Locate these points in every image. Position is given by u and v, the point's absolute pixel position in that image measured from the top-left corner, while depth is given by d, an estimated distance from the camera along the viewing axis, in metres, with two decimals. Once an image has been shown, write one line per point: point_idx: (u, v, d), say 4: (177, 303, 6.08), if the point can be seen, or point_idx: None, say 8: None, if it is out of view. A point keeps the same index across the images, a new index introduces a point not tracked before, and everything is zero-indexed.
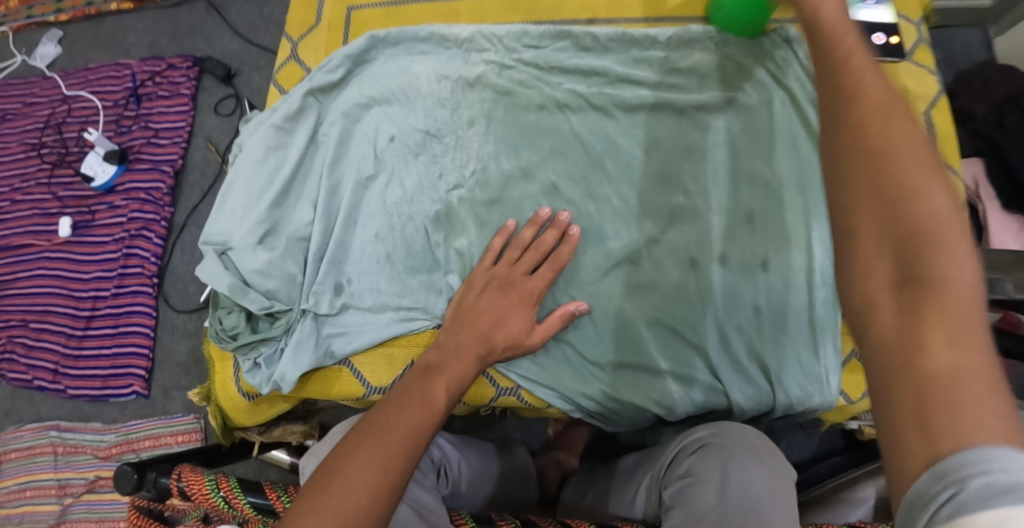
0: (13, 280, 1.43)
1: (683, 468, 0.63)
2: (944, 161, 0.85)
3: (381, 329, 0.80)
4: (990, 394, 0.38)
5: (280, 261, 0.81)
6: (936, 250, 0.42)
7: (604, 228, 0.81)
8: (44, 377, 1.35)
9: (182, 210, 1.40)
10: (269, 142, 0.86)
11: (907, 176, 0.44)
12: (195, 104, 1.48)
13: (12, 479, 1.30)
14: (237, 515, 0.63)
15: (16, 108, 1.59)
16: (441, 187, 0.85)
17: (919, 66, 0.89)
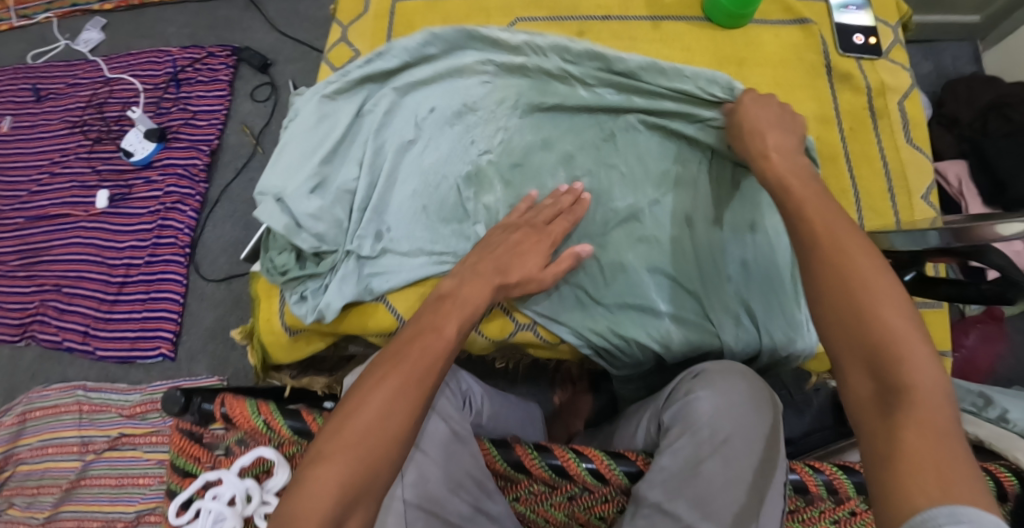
0: (49, 246, 1.51)
1: (684, 390, 0.70)
2: (914, 141, 0.98)
3: (416, 268, 0.88)
4: (954, 467, 0.52)
5: (329, 207, 0.89)
6: (903, 367, 0.56)
7: (613, 193, 0.89)
8: (74, 338, 1.43)
9: (216, 187, 1.48)
10: (325, 114, 0.94)
11: (872, 305, 0.59)
12: (232, 90, 1.57)
13: (36, 436, 1.36)
14: (275, 437, 0.73)
15: (60, 88, 1.68)
16: (475, 148, 0.92)
17: (894, 63, 1.01)
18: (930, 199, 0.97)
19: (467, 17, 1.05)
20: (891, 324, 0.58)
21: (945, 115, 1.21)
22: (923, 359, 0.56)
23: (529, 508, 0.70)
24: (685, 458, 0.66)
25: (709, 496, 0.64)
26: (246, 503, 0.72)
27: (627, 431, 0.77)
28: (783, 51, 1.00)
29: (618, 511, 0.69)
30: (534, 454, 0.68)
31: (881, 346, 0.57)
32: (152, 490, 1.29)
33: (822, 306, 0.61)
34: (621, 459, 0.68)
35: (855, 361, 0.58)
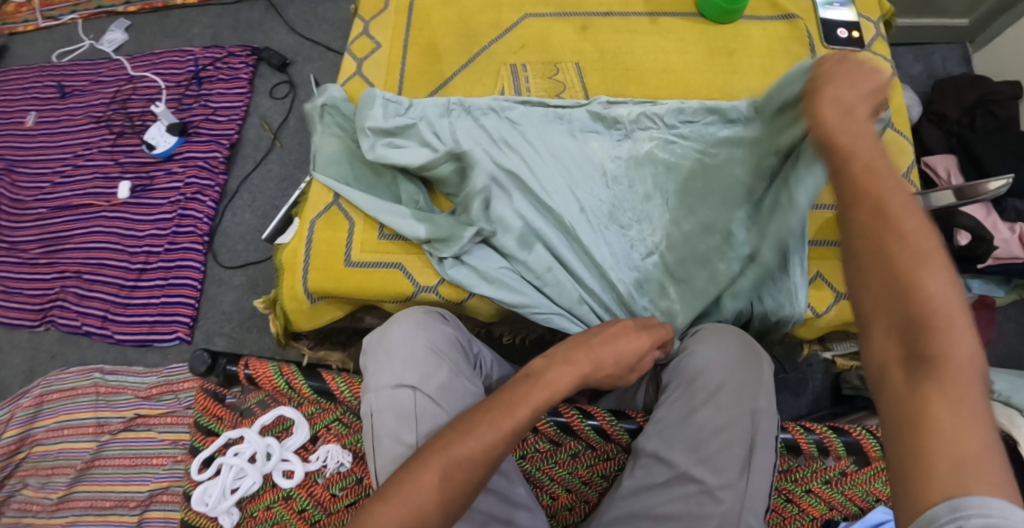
0: (71, 235, 1.56)
1: (683, 347, 0.78)
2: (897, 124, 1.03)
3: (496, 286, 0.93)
4: (983, 446, 0.49)
5: (417, 202, 0.99)
6: (938, 334, 0.52)
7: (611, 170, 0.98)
8: (93, 323, 1.47)
9: (234, 178, 1.54)
10: (432, 128, 1.01)
11: (915, 267, 0.54)
12: (251, 88, 1.63)
13: (52, 418, 1.40)
14: (296, 396, 0.79)
15: (84, 85, 1.75)
16: (580, 186, 0.97)
17: (875, 54, 1.09)
18: (912, 178, 1.01)
19: (480, 10, 1.13)
20: (930, 287, 0.53)
21: (934, 112, 1.28)
22: (963, 333, 0.52)
23: (535, 465, 0.78)
24: (680, 408, 0.72)
25: (701, 439, 0.69)
26: (266, 461, 0.78)
27: (629, 396, 0.86)
28: (773, 45, 1.08)
29: (618, 468, 0.77)
30: (540, 412, 0.77)
31: (917, 311, 0.53)
32: (165, 470, 1.32)
33: (859, 267, 0.56)
34: (622, 418, 0.77)
35: (886, 328, 0.55)
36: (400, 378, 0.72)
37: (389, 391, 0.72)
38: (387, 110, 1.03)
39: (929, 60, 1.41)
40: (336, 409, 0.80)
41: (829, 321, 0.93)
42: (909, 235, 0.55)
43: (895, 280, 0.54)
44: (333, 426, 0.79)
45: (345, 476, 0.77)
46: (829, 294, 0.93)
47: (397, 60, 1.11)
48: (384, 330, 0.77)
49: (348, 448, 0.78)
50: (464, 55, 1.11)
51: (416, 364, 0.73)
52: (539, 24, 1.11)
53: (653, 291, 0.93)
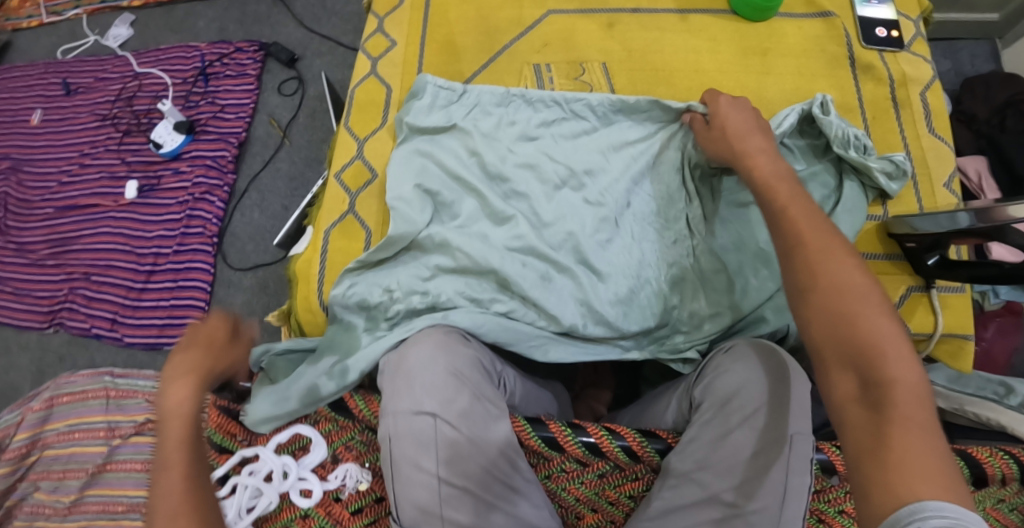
0: (78, 236, 1.54)
1: (715, 364, 0.75)
2: (933, 129, 1.02)
3: (531, 286, 0.89)
4: (936, 458, 0.56)
5: (446, 200, 0.94)
6: (883, 361, 0.60)
7: (647, 178, 0.97)
8: (102, 326, 1.46)
9: (243, 177, 1.51)
10: (474, 120, 0.99)
11: (855, 305, 0.63)
12: (260, 84, 1.59)
13: (62, 421, 1.38)
14: (314, 414, 0.86)
15: (90, 82, 1.72)
16: (633, 183, 0.96)
17: (915, 54, 1.05)
18: (952, 187, 0.99)
19: (499, 7, 1.10)
20: (873, 323, 0.62)
21: (962, 112, 1.22)
22: (904, 358, 0.60)
23: (560, 485, 0.77)
24: (712, 432, 0.70)
25: (736, 464, 0.67)
26: (284, 479, 0.84)
27: (657, 410, 0.82)
28: (807, 43, 1.05)
29: (646, 488, 0.76)
30: (568, 432, 0.74)
31: (862, 344, 0.62)
32: None
33: (809, 317, 0.65)
34: (652, 438, 0.74)
35: (840, 364, 0.62)
36: (419, 404, 0.69)
37: (408, 416, 0.69)
38: (436, 101, 1.01)
39: (957, 55, 1.36)
40: (354, 426, 0.85)
41: None
42: (845, 285, 0.64)
43: (841, 319, 0.63)
44: (351, 444, 0.85)
45: (364, 495, 0.83)
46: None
47: (412, 59, 1.09)
48: (404, 353, 0.74)
49: (366, 466, 0.84)
50: (484, 53, 1.08)
51: (439, 389, 0.70)
52: (563, 21, 1.08)
53: (684, 294, 0.91)
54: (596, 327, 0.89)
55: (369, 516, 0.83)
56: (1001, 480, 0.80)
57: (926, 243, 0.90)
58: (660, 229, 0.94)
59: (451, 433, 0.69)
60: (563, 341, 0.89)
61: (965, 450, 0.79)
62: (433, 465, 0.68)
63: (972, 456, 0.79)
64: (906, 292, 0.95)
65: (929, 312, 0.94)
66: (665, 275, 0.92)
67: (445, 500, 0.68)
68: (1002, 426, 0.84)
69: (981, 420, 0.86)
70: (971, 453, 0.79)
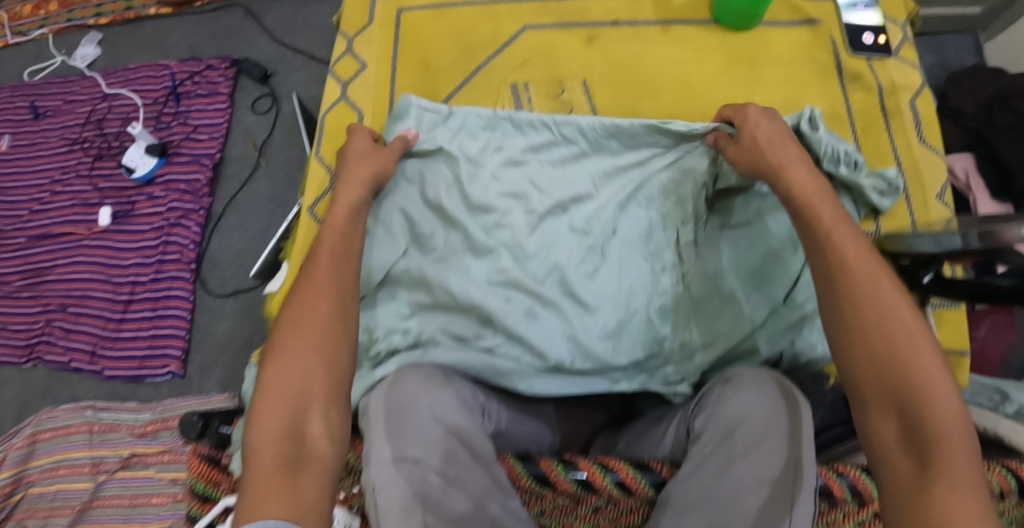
0: (53, 266, 1.50)
1: (715, 394, 0.73)
2: (923, 137, 1.01)
3: (516, 322, 0.88)
4: (980, 513, 0.56)
5: (435, 234, 0.94)
6: (931, 411, 0.60)
7: (641, 203, 0.95)
8: (82, 359, 1.42)
9: (220, 200, 1.48)
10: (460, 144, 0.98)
11: (902, 352, 0.63)
12: (232, 103, 1.56)
13: (47, 458, 1.35)
14: None
15: (58, 105, 1.67)
16: (620, 207, 0.94)
17: (904, 61, 1.05)
18: (945, 199, 0.98)
19: (475, 23, 1.08)
20: (922, 372, 0.62)
21: (951, 107, 1.22)
22: (954, 411, 0.60)
23: (553, 520, 0.75)
24: (715, 463, 0.67)
25: (741, 497, 0.64)
26: None
27: (654, 439, 0.80)
28: (794, 51, 1.05)
29: (641, 520, 0.73)
30: (557, 467, 0.73)
31: (910, 393, 0.62)
32: (167, 510, 1.27)
33: (857, 361, 0.65)
34: (645, 471, 0.72)
35: (884, 410, 0.63)
36: (402, 450, 0.67)
37: (391, 464, 0.66)
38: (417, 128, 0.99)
39: (940, 48, 1.34)
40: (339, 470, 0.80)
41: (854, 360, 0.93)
42: (896, 331, 0.64)
43: (894, 370, 0.63)
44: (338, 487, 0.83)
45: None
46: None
47: (385, 82, 1.07)
48: (388, 396, 0.72)
49: (354, 510, 0.81)
50: (460, 73, 1.06)
51: (421, 435, 0.68)
52: (541, 36, 1.07)
53: (675, 322, 0.90)
54: (583, 360, 0.87)
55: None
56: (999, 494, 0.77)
57: (921, 259, 0.86)
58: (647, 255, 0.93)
59: (435, 479, 0.66)
60: (550, 374, 0.87)
61: None
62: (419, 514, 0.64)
63: None
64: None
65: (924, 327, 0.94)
66: (655, 304, 0.90)
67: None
68: (999, 436, 0.83)
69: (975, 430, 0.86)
70: None
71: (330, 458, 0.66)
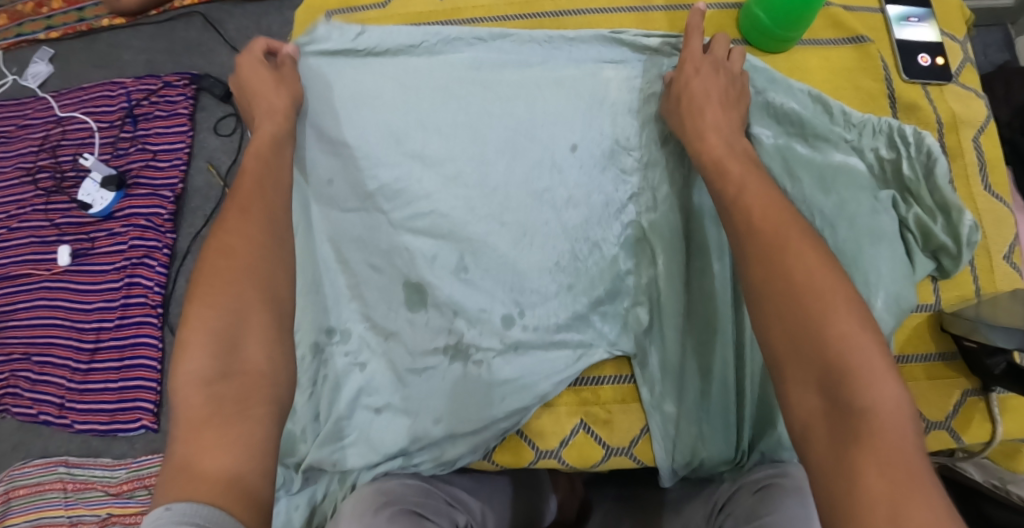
0: (13, 310, 1.39)
1: (745, 508, 0.71)
2: (989, 182, 0.89)
3: (438, 319, 0.85)
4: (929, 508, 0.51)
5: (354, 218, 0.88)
6: (860, 387, 0.58)
7: (580, 154, 0.87)
8: (51, 412, 1.32)
9: (184, 236, 1.36)
10: (400, 103, 0.89)
11: (824, 316, 0.61)
12: (193, 125, 1.43)
13: (22, 517, 1.26)
14: None
15: (10, 131, 1.54)
16: (569, 127, 0.88)
17: (964, 87, 0.93)
18: (1014, 260, 0.88)
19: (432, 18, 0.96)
20: (852, 340, 0.60)
21: None
22: (882, 386, 0.58)
23: None
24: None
25: None
26: None
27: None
28: (832, 79, 0.92)
29: None
30: None
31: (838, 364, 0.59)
32: None
33: (778, 333, 0.63)
34: None
35: (805, 384, 0.61)
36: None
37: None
38: (332, 75, 0.90)
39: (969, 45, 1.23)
40: None
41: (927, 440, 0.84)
42: (818, 295, 0.62)
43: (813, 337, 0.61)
44: None
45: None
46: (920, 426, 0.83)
47: None
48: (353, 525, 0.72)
49: None
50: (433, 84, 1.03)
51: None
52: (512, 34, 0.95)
53: (640, 257, 0.87)
54: (541, 331, 0.84)
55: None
56: None
57: (988, 347, 0.79)
58: (613, 179, 0.87)
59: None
60: (509, 354, 0.83)
61: None
62: None
63: None
64: (960, 397, 0.84)
65: (986, 420, 0.84)
66: (618, 235, 0.87)
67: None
68: None
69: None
70: None
71: (273, 404, 0.68)
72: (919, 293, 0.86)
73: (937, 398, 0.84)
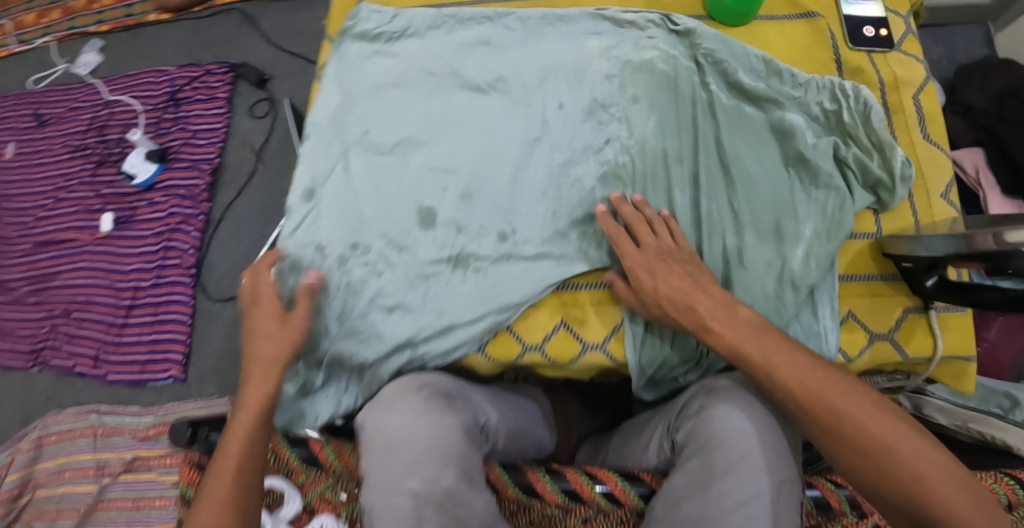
0: (57, 271, 1.51)
1: (696, 407, 0.72)
2: (925, 135, 0.92)
3: (433, 242, 0.88)
4: None
5: (358, 156, 0.91)
6: (922, 477, 0.63)
7: (564, 100, 0.93)
8: (86, 363, 1.43)
9: (219, 205, 1.48)
10: (407, 57, 0.96)
11: (866, 424, 0.65)
12: (231, 107, 1.56)
13: (52, 461, 1.37)
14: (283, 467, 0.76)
15: (61, 112, 1.69)
16: (561, 88, 0.93)
17: (906, 54, 0.96)
18: (951, 197, 0.89)
19: None
20: (893, 434, 0.65)
21: (958, 102, 1.19)
22: (933, 463, 0.63)
23: None
24: (694, 479, 0.68)
25: (711, 514, 0.66)
26: None
27: (640, 445, 0.80)
28: (786, 49, 0.96)
29: None
30: (545, 479, 0.74)
31: (902, 473, 0.64)
32: (168, 512, 1.30)
33: (843, 459, 0.66)
34: (634, 482, 0.73)
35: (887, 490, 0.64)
36: (400, 481, 0.67)
37: (389, 493, 0.67)
38: (366, 53, 0.97)
39: (949, 41, 1.33)
40: (326, 478, 0.75)
41: (863, 364, 0.85)
42: (861, 423, 0.65)
43: (873, 459, 0.65)
44: (325, 494, 0.76)
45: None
46: (863, 335, 0.84)
47: None
48: (389, 411, 0.71)
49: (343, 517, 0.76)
50: None
51: (423, 466, 0.67)
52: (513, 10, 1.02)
53: (615, 185, 0.89)
54: (531, 247, 0.88)
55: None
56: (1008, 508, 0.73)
57: (923, 263, 0.81)
58: (596, 129, 0.91)
59: (432, 513, 0.66)
60: (504, 262, 0.87)
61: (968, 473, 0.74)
62: None
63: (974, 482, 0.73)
64: (902, 314, 0.85)
65: (928, 334, 0.85)
66: (595, 171, 0.90)
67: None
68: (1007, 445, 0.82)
69: (985, 439, 0.85)
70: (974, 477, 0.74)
71: None
72: (858, 222, 0.88)
73: (881, 314, 0.85)
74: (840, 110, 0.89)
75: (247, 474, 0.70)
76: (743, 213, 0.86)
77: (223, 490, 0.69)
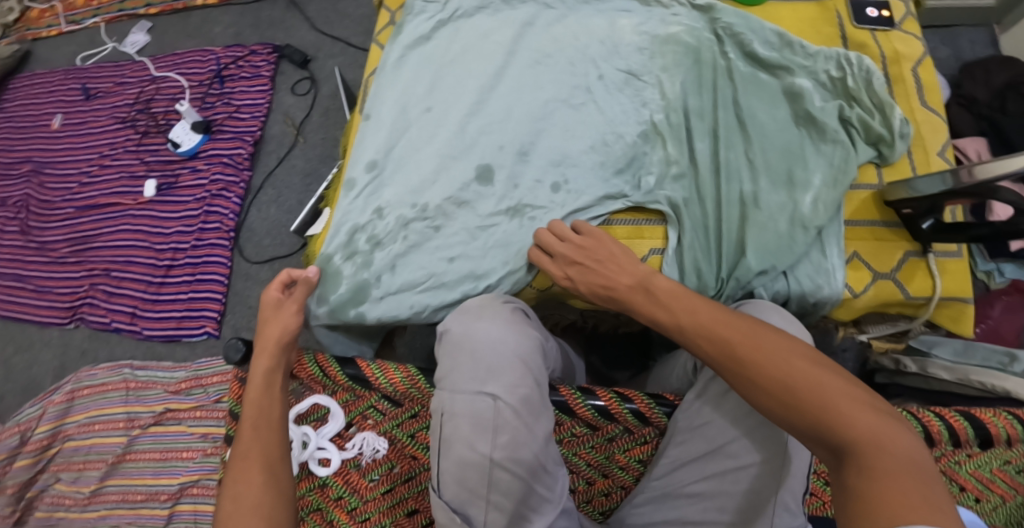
0: (98, 234, 1.58)
1: None
2: (925, 102, 0.98)
3: (473, 184, 0.95)
4: (923, 486, 0.54)
5: (401, 110, 1.00)
6: (819, 394, 0.61)
7: (600, 67, 1.00)
8: (123, 319, 1.49)
9: (259, 174, 1.58)
10: (457, 28, 1.04)
11: (758, 352, 0.66)
12: (274, 85, 1.65)
13: (82, 413, 1.41)
14: (332, 384, 0.85)
15: (109, 86, 1.76)
16: (599, 59, 1.00)
17: (907, 33, 1.02)
18: (947, 156, 0.95)
19: None
20: (788, 361, 0.64)
21: (962, 95, 1.26)
22: (830, 381, 0.62)
23: (571, 451, 0.82)
24: (716, 387, 0.74)
25: (739, 417, 0.71)
26: (303, 450, 0.84)
27: (665, 375, 0.88)
28: (798, 26, 1.03)
29: (653, 452, 0.81)
30: (578, 396, 0.80)
31: (812, 405, 0.61)
32: (196, 463, 1.34)
33: (743, 384, 0.66)
34: (660, 401, 0.79)
35: (790, 413, 0.63)
36: (483, 385, 0.71)
37: (469, 396, 0.71)
38: (421, 27, 1.05)
39: (956, 41, 1.41)
40: (370, 396, 0.85)
41: (867, 301, 0.91)
42: (776, 368, 0.64)
43: (784, 401, 0.63)
44: (368, 413, 0.85)
45: (397, 509, 0.80)
46: (868, 274, 0.91)
47: None
48: (471, 327, 0.76)
49: (383, 434, 0.84)
50: None
51: (505, 373, 0.72)
52: None
53: (654, 144, 0.96)
54: (559, 188, 0.94)
55: (397, 497, 0.81)
56: (1007, 442, 0.80)
57: (922, 208, 0.87)
58: (632, 96, 0.98)
59: (511, 417, 0.69)
60: (561, 200, 0.94)
61: (968, 411, 0.81)
62: (488, 447, 0.68)
63: (976, 416, 0.80)
64: (904, 257, 0.91)
65: (928, 276, 0.90)
66: (635, 130, 0.97)
67: (495, 484, 0.68)
68: (1007, 390, 0.88)
69: (987, 388, 0.91)
70: (975, 414, 0.81)
71: None
72: (862, 175, 0.94)
73: (884, 255, 0.91)
74: (848, 78, 0.95)
75: (272, 437, 0.74)
76: (758, 163, 0.92)
77: (255, 453, 0.73)
